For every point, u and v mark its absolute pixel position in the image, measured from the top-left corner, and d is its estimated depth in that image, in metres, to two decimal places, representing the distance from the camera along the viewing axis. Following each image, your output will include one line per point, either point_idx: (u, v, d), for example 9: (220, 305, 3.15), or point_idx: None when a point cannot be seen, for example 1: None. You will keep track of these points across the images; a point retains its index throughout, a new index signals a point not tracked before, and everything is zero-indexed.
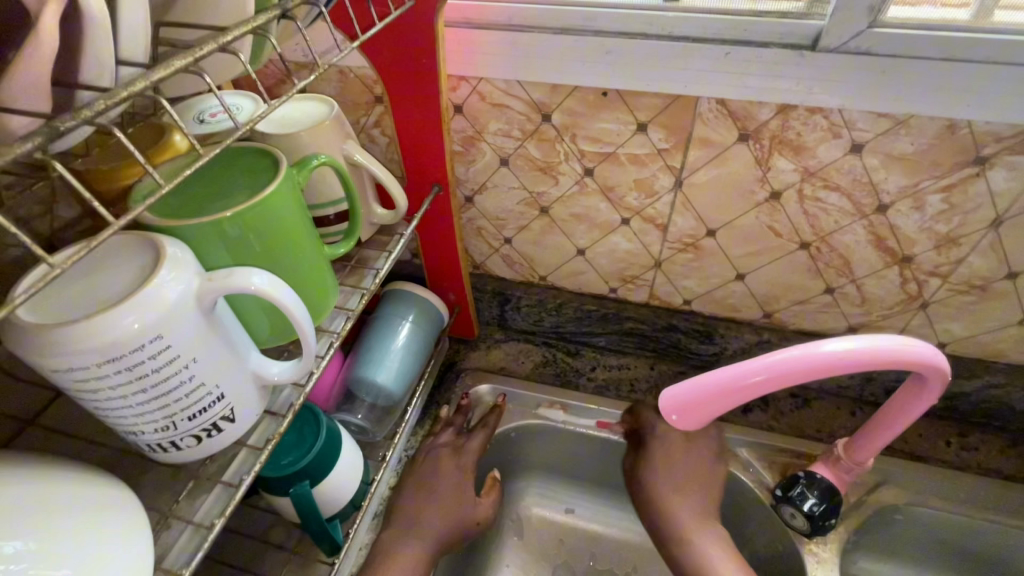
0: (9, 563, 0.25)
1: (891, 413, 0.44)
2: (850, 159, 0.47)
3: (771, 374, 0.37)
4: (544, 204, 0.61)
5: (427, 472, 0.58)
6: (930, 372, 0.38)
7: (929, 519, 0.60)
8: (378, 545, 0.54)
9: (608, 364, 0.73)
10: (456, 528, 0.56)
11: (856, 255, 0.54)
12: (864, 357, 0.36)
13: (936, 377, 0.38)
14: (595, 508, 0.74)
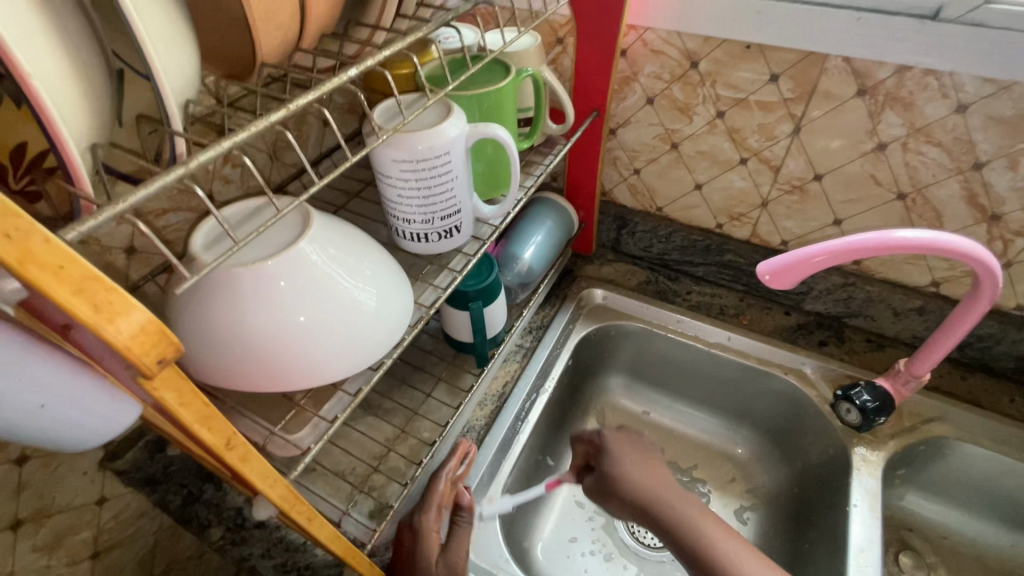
0: (349, 267, 0.45)
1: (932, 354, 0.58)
2: (954, 117, 0.57)
3: (831, 254, 0.48)
4: (676, 140, 0.74)
5: (401, 547, 0.56)
6: (983, 271, 0.49)
7: (977, 457, 0.68)
8: None
9: (702, 291, 0.86)
10: None
11: (948, 209, 0.63)
12: (923, 245, 0.48)
13: (988, 279, 0.50)
14: (670, 408, 0.88)
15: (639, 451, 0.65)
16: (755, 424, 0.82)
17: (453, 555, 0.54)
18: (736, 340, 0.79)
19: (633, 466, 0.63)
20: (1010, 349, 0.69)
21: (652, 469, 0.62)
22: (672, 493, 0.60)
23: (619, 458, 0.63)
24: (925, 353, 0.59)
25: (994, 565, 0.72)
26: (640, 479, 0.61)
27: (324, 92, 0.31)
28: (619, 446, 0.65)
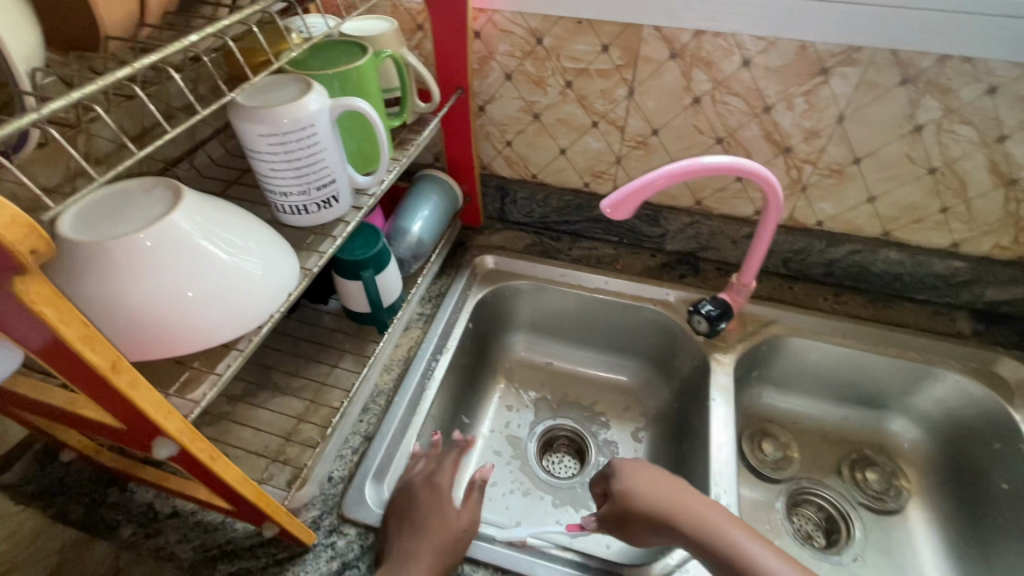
0: (226, 238, 0.48)
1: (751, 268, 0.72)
2: (743, 71, 0.70)
3: (663, 175, 0.58)
4: (536, 111, 0.83)
5: (408, 502, 0.59)
6: (769, 193, 0.63)
7: (804, 347, 0.84)
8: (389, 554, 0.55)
9: (581, 245, 0.96)
10: (448, 544, 0.57)
11: (754, 148, 0.77)
12: (725, 168, 0.60)
13: (772, 199, 0.63)
14: (568, 354, 0.97)
15: (648, 472, 0.64)
16: (640, 356, 0.93)
17: (471, 512, 0.60)
18: (614, 284, 0.89)
19: (644, 490, 0.62)
20: (818, 259, 0.85)
21: (659, 488, 0.62)
22: (670, 496, 0.61)
23: (629, 485, 0.63)
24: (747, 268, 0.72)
25: (833, 436, 0.89)
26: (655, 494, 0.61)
27: (165, 54, 0.35)
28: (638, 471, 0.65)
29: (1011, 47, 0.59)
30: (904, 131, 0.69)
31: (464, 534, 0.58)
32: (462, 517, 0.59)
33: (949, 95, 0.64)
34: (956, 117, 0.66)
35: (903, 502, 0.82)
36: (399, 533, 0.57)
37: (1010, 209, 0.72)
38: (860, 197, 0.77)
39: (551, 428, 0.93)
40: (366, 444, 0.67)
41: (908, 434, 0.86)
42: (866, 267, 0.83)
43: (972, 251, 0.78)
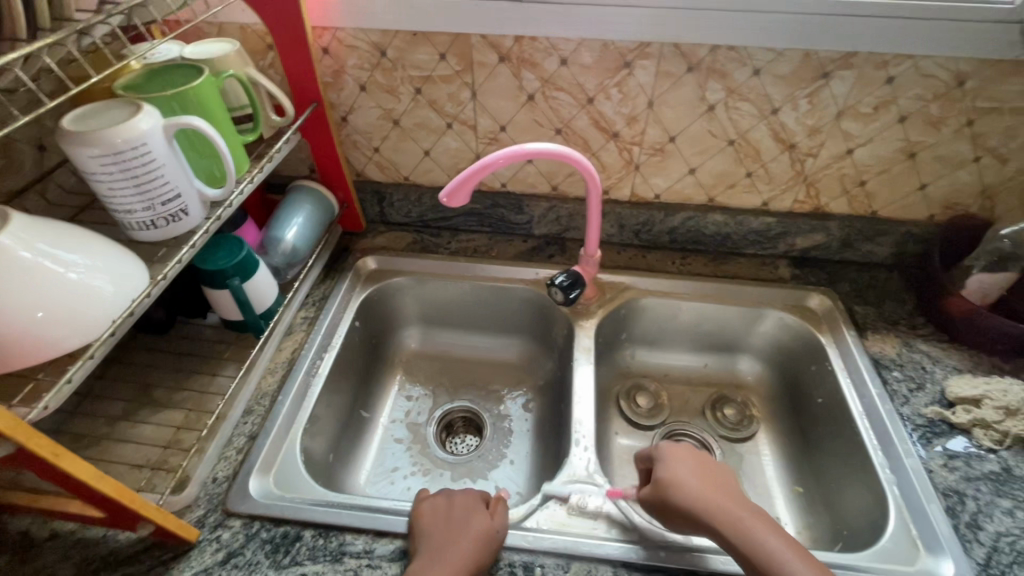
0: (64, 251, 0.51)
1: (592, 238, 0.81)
2: (562, 69, 0.80)
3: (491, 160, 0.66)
4: (395, 117, 0.90)
5: (439, 512, 0.63)
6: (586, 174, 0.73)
7: (657, 306, 0.96)
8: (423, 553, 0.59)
9: (460, 238, 1.03)
10: (476, 547, 0.59)
11: (588, 136, 0.87)
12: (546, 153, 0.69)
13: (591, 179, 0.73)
14: (460, 340, 1.04)
15: (702, 465, 0.67)
16: (522, 333, 1.02)
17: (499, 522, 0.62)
18: (489, 270, 0.97)
19: (693, 480, 0.64)
20: (662, 227, 0.97)
21: (712, 486, 0.63)
22: (715, 495, 0.62)
23: (673, 468, 0.66)
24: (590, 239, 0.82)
25: (697, 382, 1.01)
26: (699, 487, 0.63)
27: None
28: (681, 462, 0.67)
29: (762, 36, 0.72)
30: (701, 111, 0.81)
31: (497, 536, 0.61)
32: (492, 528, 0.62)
33: (727, 78, 0.77)
34: (737, 96, 0.79)
35: (753, 428, 0.94)
36: (433, 538, 0.60)
37: (797, 169, 0.86)
38: (683, 170, 0.89)
39: (449, 411, 0.98)
40: (250, 443, 0.71)
41: (754, 370, 0.99)
42: (701, 230, 0.96)
43: (779, 207, 0.92)
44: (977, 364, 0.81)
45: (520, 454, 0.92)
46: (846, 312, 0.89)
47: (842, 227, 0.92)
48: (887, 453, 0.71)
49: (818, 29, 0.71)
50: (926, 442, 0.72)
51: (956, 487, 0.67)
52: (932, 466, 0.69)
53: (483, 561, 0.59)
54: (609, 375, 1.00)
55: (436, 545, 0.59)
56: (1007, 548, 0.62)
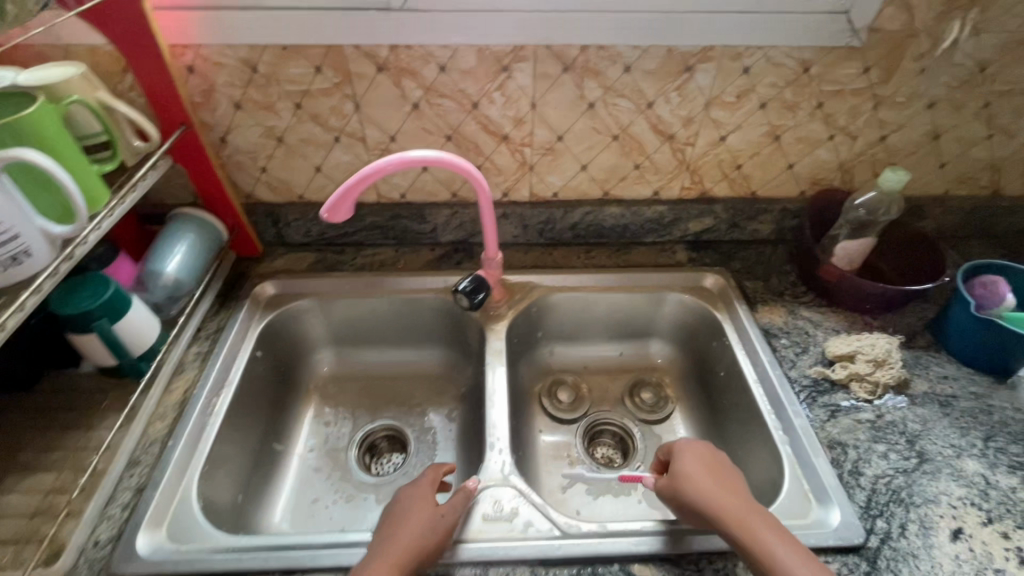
0: None
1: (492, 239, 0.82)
2: (442, 75, 0.80)
3: (373, 169, 0.65)
4: (278, 134, 0.86)
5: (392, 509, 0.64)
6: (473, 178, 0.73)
7: (568, 301, 0.98)
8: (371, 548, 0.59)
9: (365, 253, 1.01)
10: (428, 536, 0.60)
11: (478, 140, 0.88)
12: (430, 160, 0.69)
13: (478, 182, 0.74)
14: (377, 357, 1.01)
15: (714, 459, 0.68)
16: (439, 342, 1.00)
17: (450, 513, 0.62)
18: (396, 282, 0.96)
19: (700, 475, 0.65)
20: (563, 224, 0.99)
21: (720, 482, 0.64)
22: (718, 490, 0.63)
23: (682, 460, 0.67)
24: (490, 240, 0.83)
25: (615, 370, 1.04)
26: (702, 480, 0.64)
27: None
28: (695, 455, 0.68)
29: (626, 35, 0.76)
30: (582, 109, 0.84)
31: (446, 526, 0.61)
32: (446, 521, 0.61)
33: (601, 76, 0.80)
34: (614, 93, 0.82)
35: (670, 408, 0.98)
36: (383, 533, 0.61)
37: (680, 158, 0.91)
38: (575, 167, 0.92)
39: (371, 432, 0.95)
40: (138, 496, 0.65)
41: (666, 353, 1.03)
42: (600, 223, 0.99)
43: (669, 195, 0.97)
44: (851, 323, 0.88)
45: (446, 465, 0.90)
46: (739, 288, 0.95)
47: (727, 209, 0.98)
48: (779, 416, 0.77)
49: (675, 26, 0.75)
50: (811, 400, 0.77)
51: (839, 438, 0.73)
52: (817, 421, 0.75)
53: (426, 549, 0.59)
54: (530, 374, 1.01)
55: (384, 535, 0.60)
56: (884, 489, 0.68)
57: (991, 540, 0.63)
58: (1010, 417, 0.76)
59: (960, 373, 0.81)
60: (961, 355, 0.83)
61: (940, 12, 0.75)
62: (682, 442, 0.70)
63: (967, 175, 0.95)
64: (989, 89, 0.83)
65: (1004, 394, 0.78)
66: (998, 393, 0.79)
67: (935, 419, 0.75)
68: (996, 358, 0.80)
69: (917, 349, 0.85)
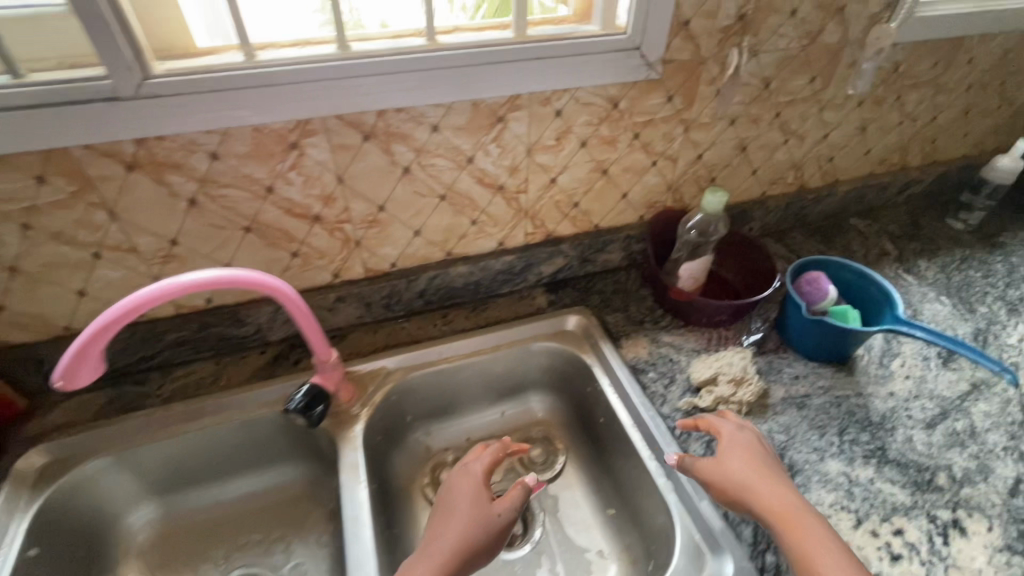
0: None
1: (319, 336, 0.70)
2: (216, 164, 0.66)
3: (132, 302, 0.52)
4: (8, 264, 0.66)
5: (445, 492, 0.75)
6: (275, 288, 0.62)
7: (431, 377, 0.88)
8: (428, 533, 0.71)
9: (175, 377, 0.82)
10: (480, 531, 0.70)
11: (284, 225, 0.75)
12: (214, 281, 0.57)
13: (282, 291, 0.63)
14: (218, 495, 0.83)
15: (752, 452, 0.67)
16: (294, 458, 0.85)
17: (504, 512, 0.72)
18: (222, 406, 0.79)
19: (743, 471, 0.64)
20: (410, 294, 0.90)
21: (762, 477, 0.64)
22: (769, 493, 0.62)
23: (725, 455, 0.67)
24: (315, 339, 0.70)
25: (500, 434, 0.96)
26: (753, 479, 0.63)
27: None
28: (742, 450, 0.67)
29: (423, 94, 0.68)
30: (397, 175, 0.75)
31: (498, 521, 0.71)
32: (502, 517, 0.72)
33: (408, 139, 0.72)
34: (427, 154, 0.75)
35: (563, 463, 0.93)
36: (437, 518, 0.72)
37: (515, 206, 0.87)
38: (408, 234, 0.83)
39: None
40: None
41: (550, 403, 0.98)
42: (451, 285, 0.92)
43: (515, 243, 0.92)
44: (709, 339, 0.90)
45: None
46: (602, 325, 0.93)
47: (574, 246, 0.95)
48: (660, 461, 0.74)
49: (473, 80, 0.69)
50: (687, 435, 0.76)
51: None
52: None
53: (482, 542, 0.69)
54: (408, 464, 0.91)
55: (442, 515, 0.72)
56: None
57: (865, 542, 0.65)
58: (856, 405, 0.80)
59: (808, 369, 0.85)
60: (803, 351, 0.87)
61: (720, 39, 0.77)
62: (722, 428, 0.69)
63: (776, 177, 1.02)
64: (776, 101, 0.89)
65: (847, 382, 0.83)
66: (842, 381, 0.83)
67: (797, 424, 0.77)
68: (832, 349, 0.84)
69: (768, 354, 0.88)
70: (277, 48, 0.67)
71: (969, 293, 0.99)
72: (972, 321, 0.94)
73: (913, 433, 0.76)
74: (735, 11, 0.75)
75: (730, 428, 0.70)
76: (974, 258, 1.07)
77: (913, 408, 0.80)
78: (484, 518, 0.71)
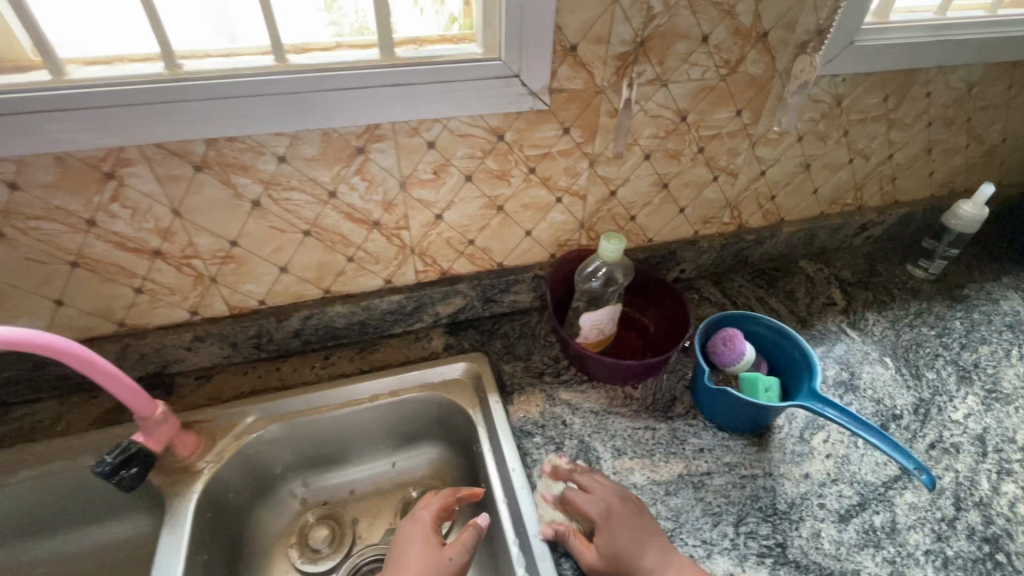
0: None
1: (101, 370, 0.60)
2: (17, 194, 0.59)
3: None
4: None
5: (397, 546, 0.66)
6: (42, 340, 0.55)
7: (298, 427, 0.80)
8: None
9: (10, 418, 0.76)
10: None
11: (119, 260, 0.67)
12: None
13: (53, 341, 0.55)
14: (59, 546, 0.76)
15: (621, 508, 0.65)
16: (142, 508, 0.77)
17: (458, 555, 0.63)
18: (47, 456, 0.72)
19: (621, 538, 0.62)
20: (283, 333, 0.82)
21: (640, 541, 0.62)
22: (645, 559, 0.60)
23: (601, 524, 0.63)
24: (96, 376, 0.60)
25: (388, 487, 0.87)
26: (636, 551, 0.61)
27: None
28: (620, 518, 0.64)
29: (258, 123, 0.60)
30: (246, 209, 0.67)
31: (448, 567, 0.62)
32: (455, 561, 0.63)
33: (250, 171, 0.64)
34: (277, 186, 0.67)
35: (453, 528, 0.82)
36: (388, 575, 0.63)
37: (398, 243, 0.78)
38: (273, 271, 0.75)
39: None
40: None
41: (443, 454, 0.88)
42: (331, 325, 0.83)
43: (405, 282, 0.83)
44: (612, 398, 0.80)
45: None
46: (496, 375, 0.84)
47: (473, 286, 0.86)
48: (524, 548, 0.66)
49: (317, 108, 0.61)
50: (557, 517, 0.67)
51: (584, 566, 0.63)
52: (562, 547, 0.64)
53: None
54: (274, 521, 0.82)
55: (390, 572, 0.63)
56: None
57: None
58: (762, 488, 0.70)
59: (716, 441, 0.74)
60: (715, 418, 0.76)
61: (617, 68, 0.68)
62: (592, 488, 0.66)
63: (708, 216, 0.92)
64: (697, 135, 0.79)
65: (757, 459, 0.72)
66: (751, 459, 0.72)
67: (688, 510, 0.67)
68: (745, 420, 0.73)
69: (675, 420, 0.77)
70: (122, 63, 0.57)
71: (917, 355, 0.88)
72: (914, 390, 0.83)
73: (821, 528, 0.66)
74: (632, 36, 0.66)
75: (589, 497, 0.66)
76: (930, 312, 0.96)
77: (827, 494, 0.69)
78: (435, 565, 0.62)
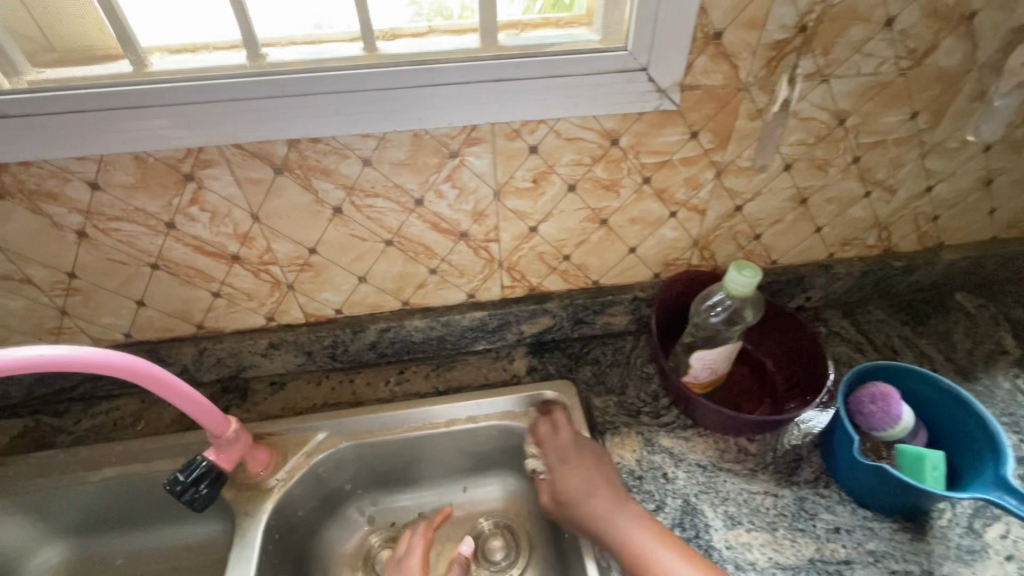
0: None
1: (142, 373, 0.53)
2: (100, 195, 0.56)
3: None
4: None
5: None
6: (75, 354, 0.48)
7: (370, 447, 0.74)
8: None
9: (95, 411, 0.76)
10: None
11: (197, 264, 0.64)
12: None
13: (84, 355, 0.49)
14: (134, 546, 0.76)
15: (564, 465, 0.66)
16: (213, 516, 0.75)
17: None
18: (126, 457, 0.71)
19: (565, 485, 0.64)
20: (358, 345, 0.76)
21: (603, 478, 0.64)
22: (603, 498, 0.62)
23: (560, 465, 0.66)
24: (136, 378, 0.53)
25: (459, 516, 0.80)
26: (573, 502, 0.63)
27: None
28: (565, 469, 0.66)
29: (344, 122, 0.53)
30: (327, 215, 0.61)
31: None
32: None
33: (333, 175, 0.58)
34: (360, 193, 0.60)
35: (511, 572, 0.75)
36: None
37: (485, 256, 0.69)
38: (351, 280, 0.69)
39: None
40: None
41: (520, 486, 0.80)
42: (407, 339, 0.76)
43: (489, 297, 0.75)
44: (722, 451, 0.68)
45: None
46: (586, 410, 0.74)
47: (564, 306, 0.76)
48: None
49: (409, 106, 0.53)
50: None
51: None
52: None
53: None
54: (341, 541, 0.77)
55: None
56: None
57: None
58: None
59: (856, 521, 0.61)
60: (854, 492, 0.62)
61: (769, 60, 0.55)
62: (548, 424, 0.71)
63: (850, 237, 0.77)
64: (855, 142, 0.64)
65: (912, 552, 0.59)
66: (904, 550, 0.59)
67: None
68: (898, 501, 0.60)
69: (802, 488, 0.64)
70: (208, 52, 0.52)
71: None
72: None
73: None
74: (794, 20, 0.52)
75: (552, 441, 0.69)
76: None
77: None
78: None
